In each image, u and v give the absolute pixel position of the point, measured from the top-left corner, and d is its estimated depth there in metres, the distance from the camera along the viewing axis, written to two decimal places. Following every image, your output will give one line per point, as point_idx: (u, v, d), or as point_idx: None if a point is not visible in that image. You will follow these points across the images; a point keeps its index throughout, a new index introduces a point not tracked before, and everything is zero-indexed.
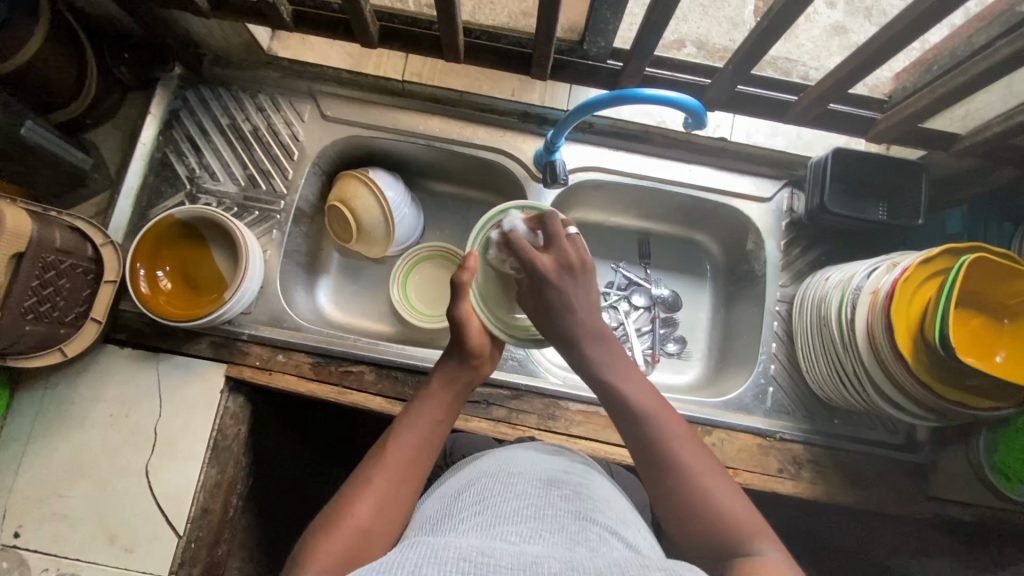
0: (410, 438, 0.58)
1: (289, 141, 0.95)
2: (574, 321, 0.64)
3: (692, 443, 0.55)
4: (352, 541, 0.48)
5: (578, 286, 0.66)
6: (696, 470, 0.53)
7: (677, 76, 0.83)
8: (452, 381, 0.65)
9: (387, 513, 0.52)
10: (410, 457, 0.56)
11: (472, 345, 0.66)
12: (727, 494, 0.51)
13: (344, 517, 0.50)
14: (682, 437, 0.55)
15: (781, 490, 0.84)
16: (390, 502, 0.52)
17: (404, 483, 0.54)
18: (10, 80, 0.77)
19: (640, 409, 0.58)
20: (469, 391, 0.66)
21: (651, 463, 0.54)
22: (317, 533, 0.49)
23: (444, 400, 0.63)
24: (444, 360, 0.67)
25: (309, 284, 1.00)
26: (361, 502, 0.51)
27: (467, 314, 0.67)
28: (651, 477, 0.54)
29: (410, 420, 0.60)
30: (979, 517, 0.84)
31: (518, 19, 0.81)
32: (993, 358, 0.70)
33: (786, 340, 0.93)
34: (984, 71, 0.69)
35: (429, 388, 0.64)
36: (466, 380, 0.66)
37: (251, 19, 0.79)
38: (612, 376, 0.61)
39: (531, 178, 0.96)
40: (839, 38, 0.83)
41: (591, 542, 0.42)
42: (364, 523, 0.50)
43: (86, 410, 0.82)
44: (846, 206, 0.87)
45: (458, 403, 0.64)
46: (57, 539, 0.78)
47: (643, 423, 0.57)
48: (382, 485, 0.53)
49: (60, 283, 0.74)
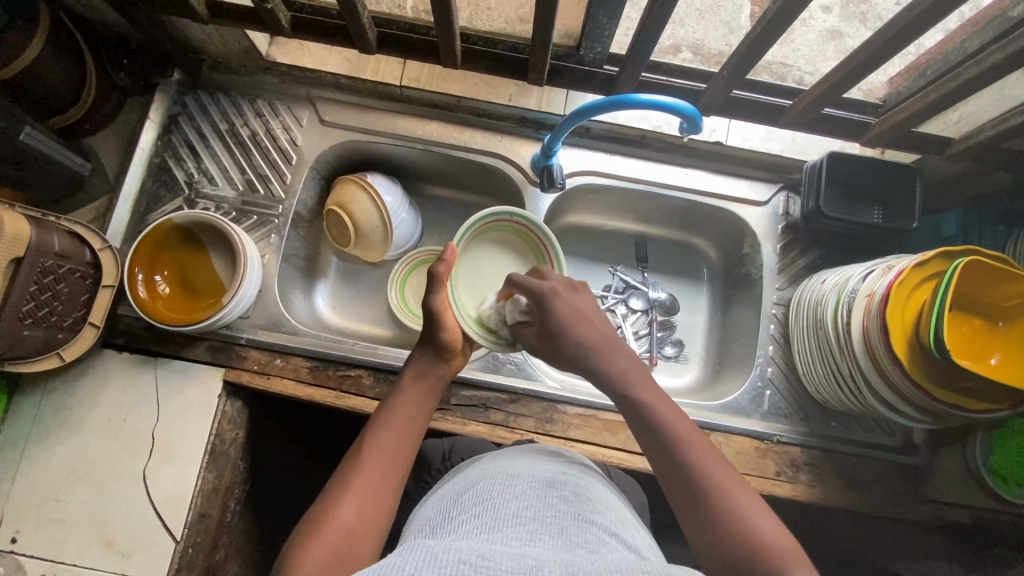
0: (387, 434, 0.58)
1: (288, 146, 0.95)
2: (591, 328, 0.63)
3: (723, 464, 0.54)
4: (338, 542, 0.49)
5: (585, 300, 0.66)
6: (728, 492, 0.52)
7: (672, 81, 0.84)
8: (425, 374, 0.66)
9: (369, 511, 0.52)
10: (389, 454, 0.56)
11: (444, 341, 0.67)
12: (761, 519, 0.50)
13: (327, 519, 0.50)
14: (712, 458, 0.54)
15: (779, 493, 0.84)
16: (373, 501, 0.53)
17: (386, 481, 0.55)
18: (9, 86, 0.77)
19: (669, 427, 0.56)
20: (442, 383, 0.67)
21: (681, 484, 0.53)
22: (301, 538, 0.49)
23: (418, 394, 0.63)
24: (416, 355, 0.68)
25: (308, 288, 1.00)
26: (343, 504, 0.51)
27: (443, 306, 0.67)
28: (679, 496, 0.53)
29: (385, 417, 0.60)
30: (976, 519, 0.84)
31: (514, 25, 0.82)
32: (987, 361, 0.71)
33: (783, 343, 0.93)
34: (976, 76, 0.69)
35: (401, 383, 0.64)
36: (439, 373, 0.67)
37: (249, 25, 0.80)
38: (640, 392, 0.59)
39: (528, 182, 0.96)
40: (834, 42, 0.84)
41: (591, 544, 0.42)
42: (348, 523, 0.50)
43: (84, 415, 0.82)
44: (842, 210, 0.88)
45: (433, 396, 0.65)
46: (55, 545, 0.78)
47: (672, 441, 0.55)
48: (363, 485, 0.53)
49: (58, 288, 0.74)
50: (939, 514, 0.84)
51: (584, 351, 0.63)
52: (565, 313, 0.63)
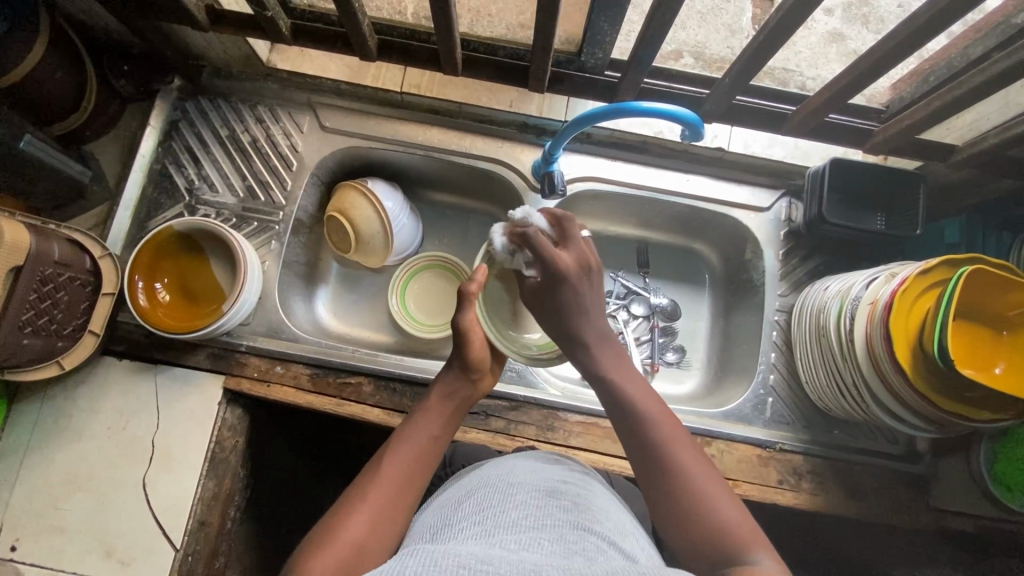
0: (407, 453, 0.57)
1: (288, 153, 0.95)
2: (582, 319, 0.63)
3: (688, 443, 0.56)
4: (346, 556, 0.48)
5: (590, 289, 0.65)
6: (691, 470, 0.54)
7: (672, 87, 0.83)
8: (452, 394, 0.64)
9: (380, 527, 0.52)
10: (406, 473, 0.56)
11: (472, 357, 0.65)
12: (723, 499, 0.52)
13: (338, 531, 0.50)
14: (678, 437, 0.56)
15: (781, 502, 0.84)
16: (384, 519, 0.52)
17: (400, 501, 0.54)
18: (9, 92, 0.77)
19: (635, 405, 0.58)
20: (468, 406, 0.66)
21: (645, 460, 0.56)
22: (311, 548, 0.49)
23: (441, 414, 0.62)
24: (444, 373, 0.66)
25: (307, 294, 1.00)
26: (354, 518, 0.51)
27: (472, 325, 0.66)
28: (644, 472, 0.56)
29: (407, 435, 0.59)
30: (981, 529, 0.83)
31: (515, 31, 0.82)
32: (991, 369, 0.70)
33: (785, 350, 0.93)
34: (980, 84, 0.68)
35: (428, 399, 0.64)
36: (467, 395, 0.66)
37: (250, 33, 0.80)
38: (611, 371, 0.62)
39: (528, 188, 0.96)
40: (836, 45, 0.86)
41: (589, 552, 0.42)
42: (358, 539, 0.50)
43: (84, 423, 0.82)
44: (845, 216, 0.87)
45: (457, 418, 0.64)
46: (54, 554, 0.78)
47: (641, 423, 0.57)
48: (378, 501, 0.53)
49: (58, 296, 0.74)
50: (942, 523, 0.84)
51: (573, 336, 0.64)
52: (566, 296, 0.63)
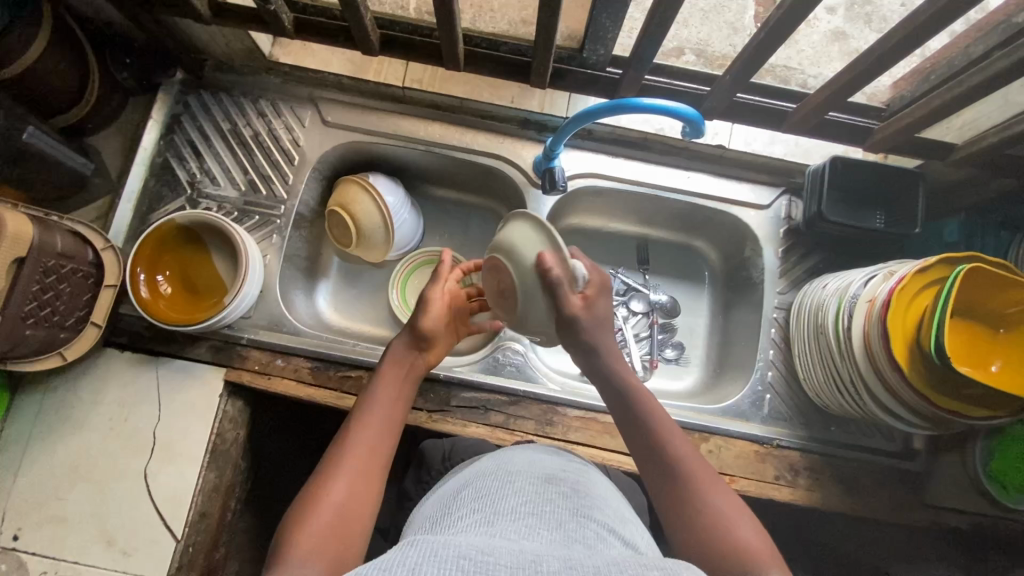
0: (375, 418, 0.58)
1: (290, 147, 0.95)
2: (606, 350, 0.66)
3: (700, 458, 0.57)
4: (329, 519, 0.49)
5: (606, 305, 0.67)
6: (706, 487, 0.54)
7: (675, 84, 0.83)
8: (403, 364, 0.65)
9: (360, 489, 0.52)
10: (377, 437, 0.57)
11: (421, 328, 0.67)
12: (733, 512, 0.52)
13: (319, 499, 0.51)
14: (689, 452, 0.58)
15: (778, 497, 0.85)
16: (364, 480, 0.53)
17: (374, 462, 0.55)
18: (12, 85, 0.77)
19: (654, 424, 0.60)
20: (418, 374, 0.66)
21: (665, 490, 0.56)
22: (295, 519, 0.49)
23: (396, 380, 0.63)
24: (393, 345, 0.67)
25: (308, 288, 1.00)
26: (333, 483, 0.52)
27: (435, 295, 0.69)
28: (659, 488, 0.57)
29: (371, 402, 0.60)
30: (975, 525, 0.84)
31: (518, 26, 0.82)
32: (988, 367, 0.70)
33: (784, 347, 0.93)
34: (980, 81, 0.68)
35: (381, 369, 0.64)
36: (416, 365, 0.66)
37: (252, 26, 0.80)
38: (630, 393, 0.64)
39: (529, 184, 0.96)
40: (839, 43, 0.83)
41: (588, 540, 0.42)
42: (340, 502, 0.51)
43: (86, 413, 0.83)
44: (844, 214, 0.87)
45: (412, 384, 0.65)
46: (55, 543, 0.78)
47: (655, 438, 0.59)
48: (353, 466, 0.53)
49: (61, 288, 0.74)
50: (937, 520, 0.84)
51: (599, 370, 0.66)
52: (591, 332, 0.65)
